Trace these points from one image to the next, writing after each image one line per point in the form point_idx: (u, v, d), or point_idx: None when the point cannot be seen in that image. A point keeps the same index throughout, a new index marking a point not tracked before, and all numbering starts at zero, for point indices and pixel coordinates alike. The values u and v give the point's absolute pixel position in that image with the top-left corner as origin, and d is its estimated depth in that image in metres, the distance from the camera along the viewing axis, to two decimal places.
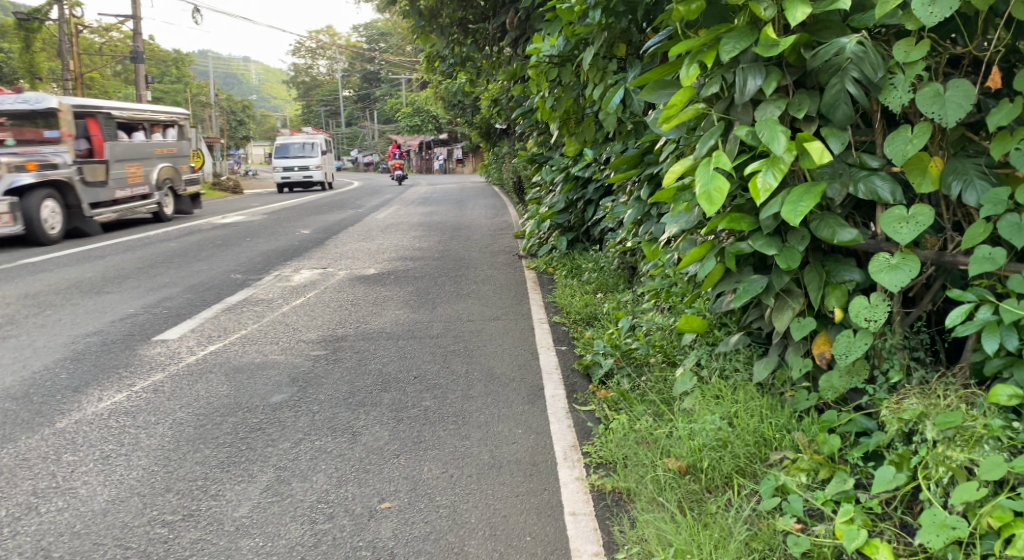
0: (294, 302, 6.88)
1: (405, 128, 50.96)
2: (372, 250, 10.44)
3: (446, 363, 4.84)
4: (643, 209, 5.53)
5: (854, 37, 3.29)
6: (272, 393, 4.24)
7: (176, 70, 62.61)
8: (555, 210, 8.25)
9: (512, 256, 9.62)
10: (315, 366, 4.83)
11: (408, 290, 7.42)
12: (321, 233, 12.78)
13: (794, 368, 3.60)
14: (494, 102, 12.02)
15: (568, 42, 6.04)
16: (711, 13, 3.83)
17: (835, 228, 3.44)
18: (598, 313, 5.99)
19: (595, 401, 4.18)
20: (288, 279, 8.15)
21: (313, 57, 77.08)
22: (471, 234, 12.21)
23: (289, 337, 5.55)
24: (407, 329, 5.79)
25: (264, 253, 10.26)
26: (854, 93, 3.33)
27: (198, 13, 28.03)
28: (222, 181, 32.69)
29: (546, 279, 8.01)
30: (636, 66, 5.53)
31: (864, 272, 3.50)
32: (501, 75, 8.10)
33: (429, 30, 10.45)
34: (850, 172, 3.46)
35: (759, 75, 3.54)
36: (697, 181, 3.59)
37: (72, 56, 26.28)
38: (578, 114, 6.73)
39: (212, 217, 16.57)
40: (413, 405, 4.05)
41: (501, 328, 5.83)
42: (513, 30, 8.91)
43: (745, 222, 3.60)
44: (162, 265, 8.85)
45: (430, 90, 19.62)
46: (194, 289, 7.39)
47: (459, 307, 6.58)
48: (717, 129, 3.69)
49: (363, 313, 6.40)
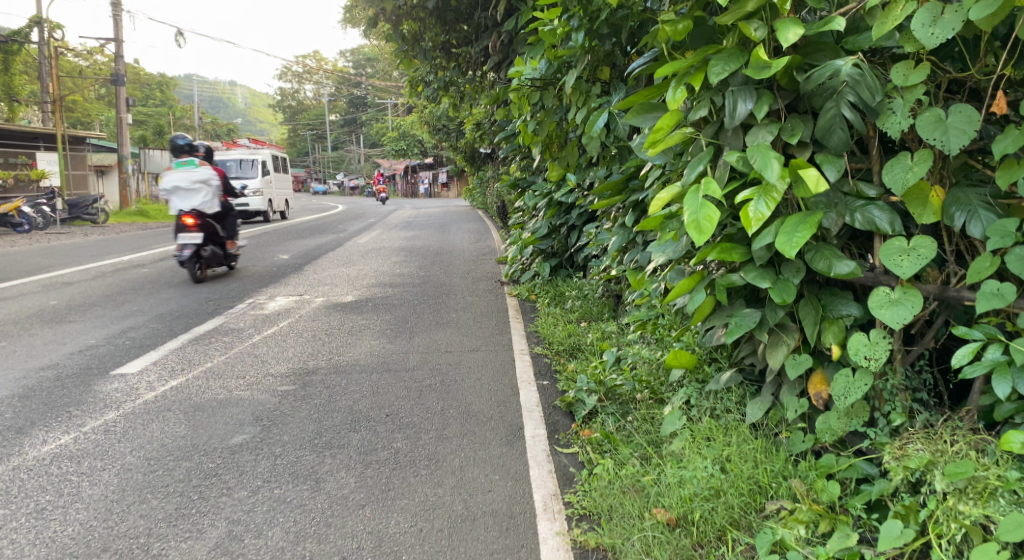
0: (265, 332, 6.63)
1: (390, 152, 50.84)
2: (351, 276, 10.18)
3: (419, 398, 4.59)
4: (628, 236, 5.33)
5: (850, 59, 3.07)
6: (232, 434, 3.98)
7: (159, 93, 62.43)
8: (537, 236, 8.02)
9: (493, 282, 9.39)
10: (281, 403, 4.57)
11: (385, 318, 7.17)
12: (299, 258, 12.51)
13: (789, 409, 3.36)
14: (477, 126, 11.82)
15: (551, 65, 5.86)
16: (699, 34, 3.63)
17: (831, 260, 3.21)
18: (582, 344, 5.75)
19: (578, 442, 3.93)
20: (262, 307, 7.90)
21: (299, 81, 77.00)
22: (453, 259, 11.98)
23: (257, 371, 5.29)
24: (381, 361, 5.53)
25: (238, 279, 10.01)
26: (850, 118, 3.11)
27: (180, 36, 27.86)
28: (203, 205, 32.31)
29: (528, 306, 7.78)
30: (621, 89, 5.33)
31: (863, 307, 3.27)
32: (483, 99, 7.91)
33: (412, 54, 10.28)
34: (847, 200, 3.24)
35: (750, 97, 3.32)
36: (686, 209, 3.38)
37: (51, 79, 26.08)
38: (561, 139, 6.55)
39: (189, 242, 16.29)
40: (382, 447, 3.80)
41: (480, 359, 5.57)
42: (496, 54, 8.75)
43: (737, 253, 3.38)
44: (129, 294, 8.59)
45: (415, 114, 19.43)
46: (162, 319, 7.23)
47: (437, 336, 6.33)
48: (706, 154, 3.47)
49: (337, 344, 6.14)
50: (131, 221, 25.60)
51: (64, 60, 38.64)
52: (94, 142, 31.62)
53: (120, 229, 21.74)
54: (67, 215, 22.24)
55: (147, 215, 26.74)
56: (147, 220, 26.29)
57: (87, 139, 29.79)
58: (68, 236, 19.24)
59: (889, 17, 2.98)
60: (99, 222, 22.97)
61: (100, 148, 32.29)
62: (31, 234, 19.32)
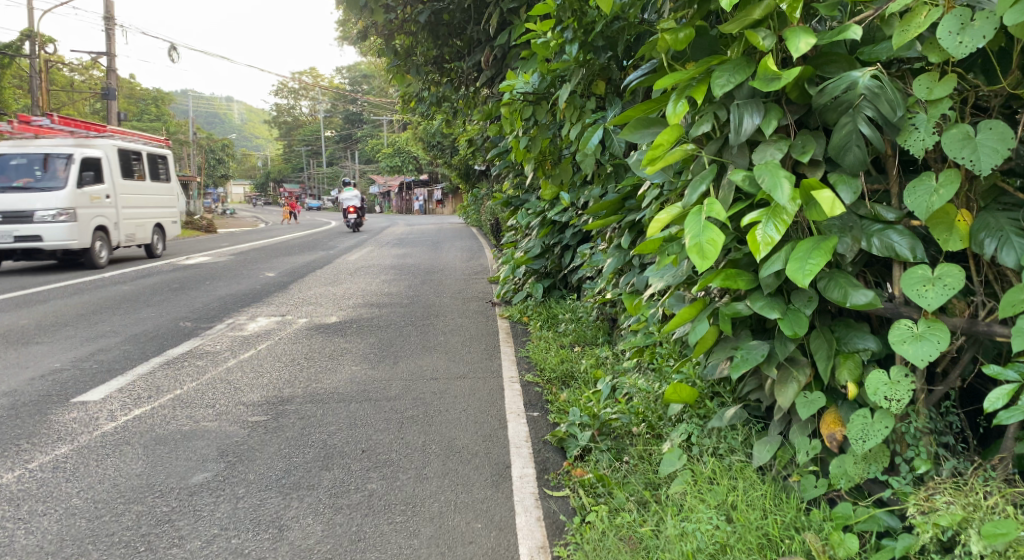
0: (241, 356, 6.31)
1: (385, 168, 50.58)
2: (337, 296, 9.85)
3: (399, 432, 4.27)
4: (624, 258, 5.05)
5: (868, 70, 2.80)
6: (192, 472, 3.68)
7: (153, 107, 62.22)
8: (530, 255, 7.71)
9: (485, 303, 9.07)
10: (250, 436, 4.26)
11: (369, 341, 6.86)
12: (286, 276, 12.19)
13: (800, 451, 3.06)
14: (470, 143, 11.52)
15: (543, 79, 5.64)
16: (701, 44, 3.35)
17: (847, 289, 2.91)
18: (575, 372, 5.45)
19: (569, 484, 3.62)
20: (241, 329, 7.58)
21: (295, 97, 76.86)
22: (445, 278, 11.65)
23: (227, 400, 4.98)
24: (361, 389, 5.21)
25: (220, 298, 9.70)
26: (868, 135, 2.82)
27: (174, 50, 27.62)
28: (193, 220, 32.01)
29: (520, 329, 7.46)
30: (617, 104, 5.05)
31: (881, 341, 2.98)
32: (475, 115, 7.62)
33: (405, 70, 10.01)
34: (862, 224, 2.95)
35: (758, 111, 3.03)
36: (687, 233, 3.09)
37: (39, 93, 25.79)
38: (554, 155, 6.27)
39: (174, 258, 15.99)
40: (355, 489, 3.49)
41: (467, 387, 5.26)
42: (489, 69, 8.46)
43: (742, 280, 3.08)
44: (103, 315, 8.28)
45: (409, 131, 19.13)
46: (135, 341, 6.94)
47: (423, 361, 6.01)
48: (709, 173, 3.18)
49: (317, 369, 5.83)
50: None
51: (55, 74, 38.47)
52: None
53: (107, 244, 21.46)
54: None
55: None
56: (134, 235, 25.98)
57: None
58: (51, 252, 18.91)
59: (912, 24, 2.69)
60: None
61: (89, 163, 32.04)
62: None
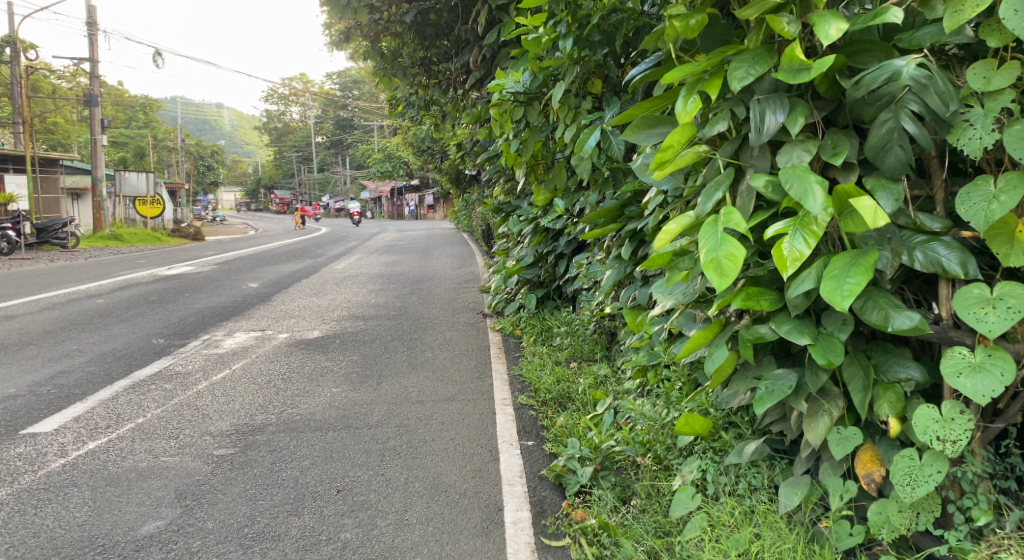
0: (213, 377, 5.91)
1: (376, 173, 50.14)
2: (321, 308, 9.42)
3: (379, 466, 3.87)
4: (624, 270, 4.67)
5: (912, 58, 2.40)
6: (142, 522, 3.34)
7: (141, 115, 61.79)
8: (523, 264, 7.31)
9: (475, 314, 8.66)
10: (213, 474, 3.87)
11: (351, 358, 6.46)
12: (269, 286, 11.78)
13: (834, 496, 2.65)
14: (460, 147, 11.09)
15: (536, 77, 5.22)
16: (711, 34, 2.96)
17: (888, 311, 2.50)
18: (573, 393, 5.05)
19: (568, 529, 3.22)
20: (217, 346, 7.18)
21: (284, 103, 76.43)
22: (434, 287, 11.24)
23: (194, 430, 4.59)
24: (340, 414, 4.81)
25: (198, 311, 9.28)
26: (913, 132, 2.41)
27: (159, 56, 27.16)
28: (181, 228, 31.53)
29: (512, 343, 7.06)
30: (615, 104, 4.67)
31: (928, 369, 2.57)
32: (464, 117, 7.22)
33: (392, 73, 9.61)
34: (902, 235, 2.54)
35: (781, 107, 2.63)
36: (703, 248, 2.71)
37: (20, 101, 25.31)
38: (548, 160, 5.90)
39: (156, 268, 15.58)
40: (326, 541, 3.12)
41: (456, 411, 4.85)
42: (478, 69, 8.06)
43: (765, 299, 2.69)
44: (72, 333, 7.88)
45: (399, 135, 18.68)
46: (102, 361, 6.54)
47: (408, 381, 5.61)
48: (725, 178, 2.79)
49: (294, 392, 5.43)
50: (105, 245, 24.84)
51: (37, 81, 37.99)
52: (67, 164, 30.85)
53: (91, 254, 21.03)
54: (35, 240, 21.65)
55: (121, 238, 26.06)
56: (120, 244, 25.56)
57: (60, 161, 29.03)
58: (32, 262, 18.45)
59: (966, 5, 2.30)
60: (68, 247, 22.39)
61: (73, 171, 31.57)
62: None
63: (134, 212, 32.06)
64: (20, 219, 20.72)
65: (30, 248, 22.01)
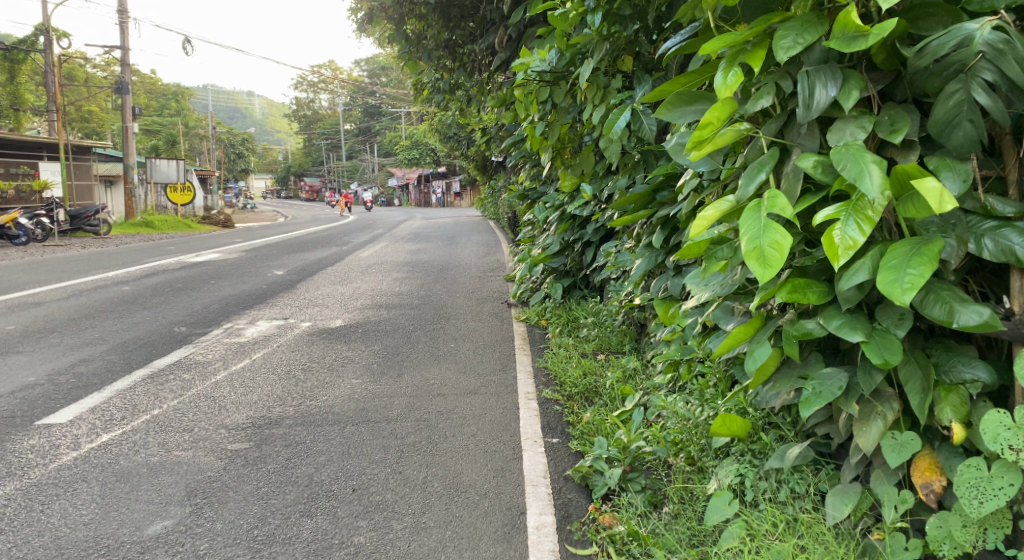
0: (233, 367, 5.78)
1: (404, 160, 50.07)
2: (345, 296, 9.29)
3: (396, 464, 3.70)
4: (655, 259, 4.44)
5: (986, 20, 2.14)
6: (149, 521, 3.20)
7: (173, 103, 62.33)
8: (548, 253, 7.10)
9: (500, 303, 8.47)
10: (225, 470, 3.71)
11: (373, 348, 6.29)
12: (294, 274, 11.67)
13: (888, 507, 2.42)
14: (486, 133, 10.87)
15: (563, 55, 4.99)
16: (753, 2, 2.71)
17: (952, 305, 2.24)
18: (601, 387, 4.84)
19: (595, 536, 3.02)
20: (239, 334, 7.06)
21: (313, 91, 76.62)
22: (459, 275, 11.06)
23: (209, 422, 4.45)
24: (359, 408, 4.64)
25: (222, 299, 9.19)
26: (986, 104, 2.16)
27: (189, 42, 27.24)
28: (211, 215, 31.67)
29: (537, 333, 6.87)
30: (646, 83, 4.43)
31: (996, 371, 2.32)
32: (488, 100, 7.01)
33: (417, 57, 9.41)
34: (968, 221, 2.29)
35: (833, 79, 2.39)
36: (744, 236, 2.49)
37: (53, 89, 25.52)
38: (575, 143, 5.67)
39: (183, 256, 15.56)
40: (339, 545, 2.96)
41: (478, 405, 4.67)
42: (504, 51, 7.83)
43: (813, 292, 2.47)
44: (95, 320, 7.81)
45: (425, 123, 18.51)
46: (122, 350, 6.44)
47: (430, 373, 5.43)
48: (769, 159, 2.57)
49: (313, 383, 5.28)
50: (137, 232, 24.98)
51: (71, 69, 38.41)
52: (100, 151, 31.14)
53: (121, 241, 21.16)
54: (69, 226, 21.89)
55: (152, 225, 26.25)
56: (151, 231, 25.74)
57: (93, 148, 29.25)
58: (64, 249, 18.59)
59: None
60: (100, 234, 22.60)
61: (105, 159, 31.86)
62: (28, 246, 19.15)
63: (165, 199, 32.24)
64: (53, 206, 20.92)
65: (63, 235, 22.15)
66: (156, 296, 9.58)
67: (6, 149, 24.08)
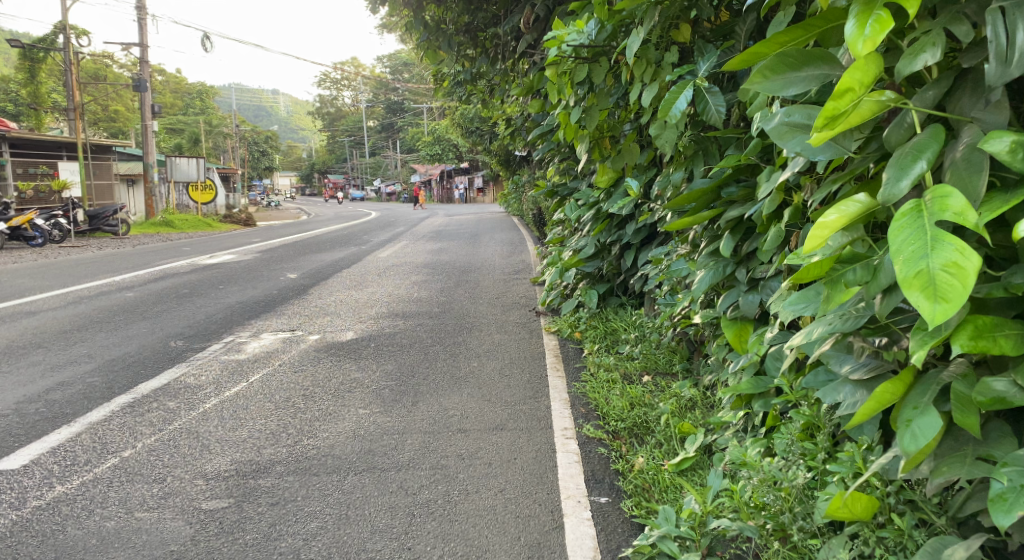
0: (225, 393, 5.04)
1: (427, 157, 49.34)
2: (359, 303, 8.55)
3: (405, 537, 2.97)
4: (721, 270, 3.63)
5: None
6: None
7: (196, 102, 62.11)
8: (582, 256, 6.30)
9: (527, 311, 7.70)
10: (193, 543, 2.98)
11: (386, 368, 5.53)
12: (307, 278, 10.93)
13: None
14: (510, 126, 10.05)
15: (604, 26, 4.18)
16: None
17: None
18: (653, 421, 4.06)
19: None
20: (240, 350, 6.33)
21: (335, 87, 76.19)
22: (482, 279, 10.28)
23: (186, 469, 3.70)
24: (364, 450, 3.89)
25: (227, 307, 8.46)
26: None
27: (207, 39, 26.64)
28: (231, 215, 31.09)
29: (571, 347, 6.10)
30: (709, 56, 3.63)
31: None
32: (515, 88, 6.24)
33: (436, 46, 8.58)
34: None
35: None
36: (904, 255, 1.71)
37: (70, 87, 25.00)
38: (616, 132, 4.89)
39: (195, 258, 14.86)
40: None
41: (507, 446, 3.91)
42: (530, 32, 7.01)
43: (1004, 337, 1.70)
44: (84, 333, 7.09)
45: (447, 117, 17.70)
46: (106, 369, 5.71)
47: (449, 402, 4.65)
48: (931, 144, 1.80)
49: (314, 415, 4.52)
50: (155, 232, 24.42)
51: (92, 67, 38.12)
52: (119, 150, 30.72)
53: (138, 241, 20.57)
54: (86, 227, 21.37)
55: (172, 224, 25.75)
56: (170, 231, 25.19)
57: (112, 147, 28.69)
58: (77, 250, 18.03)
59: None
60: (118, 234, 22.07)
61: (124, 158, 31.42)
62: (42, 247, 18.63)
63: (186, 198, 31.71)
64: (70, 207, 20.43)
65: (81, 236, 21.58)
66: (158, 303, 8.87)
67: (22, 149, 23.61)
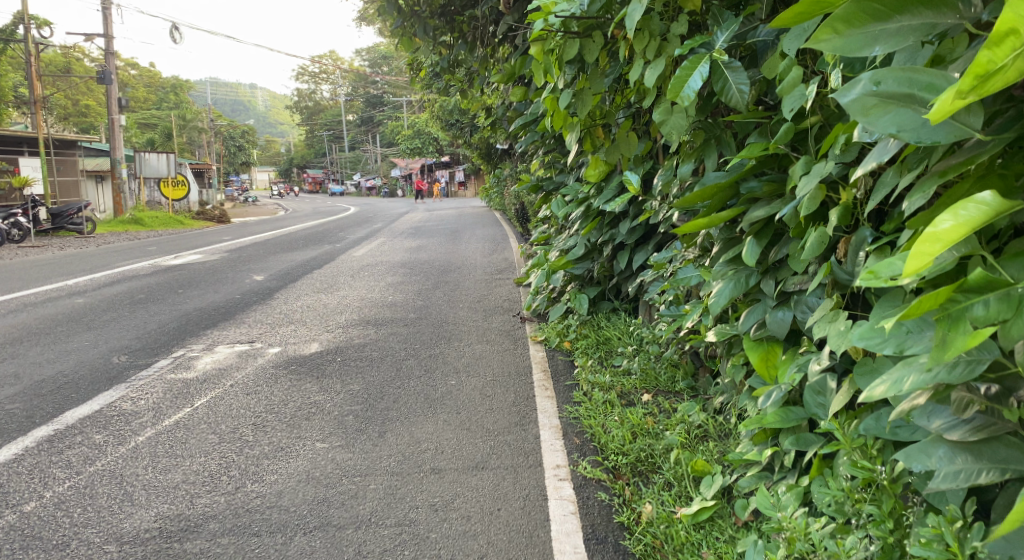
0: (164, 422, 4.37)
1: (407, 150, 48.49)
2: (328, 308, 7.88)
3: None
4: (744, 281, 3.02)
5: None
6: None
7: (169, 96, 60.79)
8: (570, 257, 5.69)
9: (511, 316, 7.07)
10: None
11: (352, 389, 4.87)
12: (275, 280, 10.22)
13: None
14: (491, 116, 9.37)
15: None
16: None
17: None
18: (660, 456, 3.45)
19: None
20: (190, 367, 5.66)
21: (312, 81, 75.01)
22: (462, 279, 9.62)
23: (98, 531, 3.04)
24: (319, 500, 3.25)
25: (183, 316, 7.75)
26: None
27: (175, 31, 25.68)
28: (204, 211, 30.15)
29: (559, 359, 5.50)
30: (726, 26, 3.02)
31: None
32: (494, 74, 5.60)
33: (410, 31, 7.89)
34: None
35: None
36: None
37: (32, 81, 23.95)
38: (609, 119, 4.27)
39: (158, 258, 14.03)
40: None
41: (490, 491, 3.29)
42: (512, 12, 6.36)
43: None
44: (18, 348, 6.37)
45: (426, 108, 16.97)
46: (31, 394, 5.00)
47: (422, 432, 4.02)
48: None
49: (264, 450, 3.87)
50: (124, 230, 23.51)
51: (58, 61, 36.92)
52: (87, 146, 29.65)
53: (104, 240, 19.69)
54: (50, 226, 20.43)
55: (141, 222, 24.84)
56: (139, 228, 24.28)
57: (78, 142, 27.66)
58: (38, 251, 17.14)
59: None
60: (84, 232, 21.16)
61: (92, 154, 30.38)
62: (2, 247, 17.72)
63: (156, 195, 30.74)
64: (31, 205, 19.50)
65: (43, 234, 20.61)
66: (108, 311, 8.13)
67: None
